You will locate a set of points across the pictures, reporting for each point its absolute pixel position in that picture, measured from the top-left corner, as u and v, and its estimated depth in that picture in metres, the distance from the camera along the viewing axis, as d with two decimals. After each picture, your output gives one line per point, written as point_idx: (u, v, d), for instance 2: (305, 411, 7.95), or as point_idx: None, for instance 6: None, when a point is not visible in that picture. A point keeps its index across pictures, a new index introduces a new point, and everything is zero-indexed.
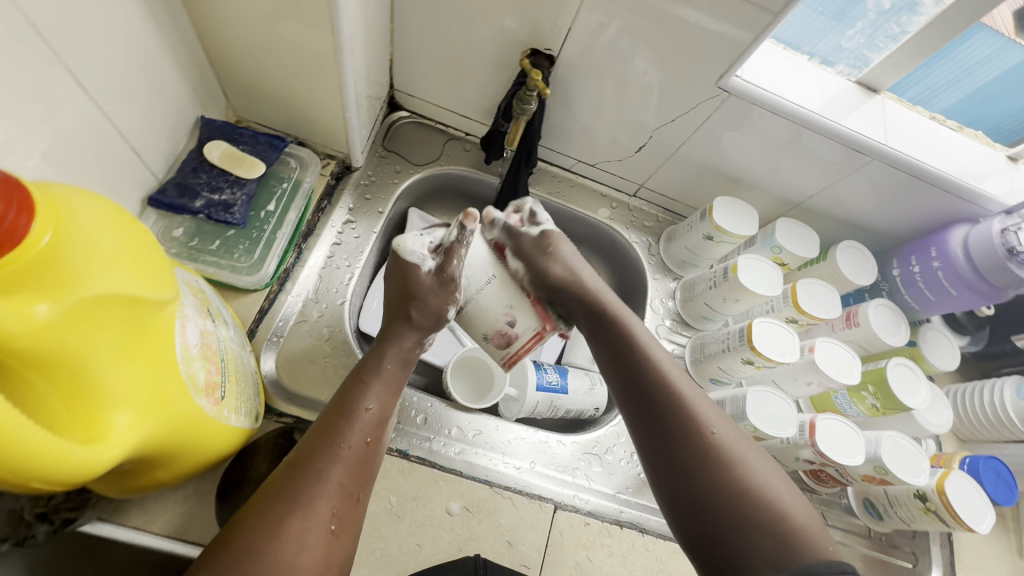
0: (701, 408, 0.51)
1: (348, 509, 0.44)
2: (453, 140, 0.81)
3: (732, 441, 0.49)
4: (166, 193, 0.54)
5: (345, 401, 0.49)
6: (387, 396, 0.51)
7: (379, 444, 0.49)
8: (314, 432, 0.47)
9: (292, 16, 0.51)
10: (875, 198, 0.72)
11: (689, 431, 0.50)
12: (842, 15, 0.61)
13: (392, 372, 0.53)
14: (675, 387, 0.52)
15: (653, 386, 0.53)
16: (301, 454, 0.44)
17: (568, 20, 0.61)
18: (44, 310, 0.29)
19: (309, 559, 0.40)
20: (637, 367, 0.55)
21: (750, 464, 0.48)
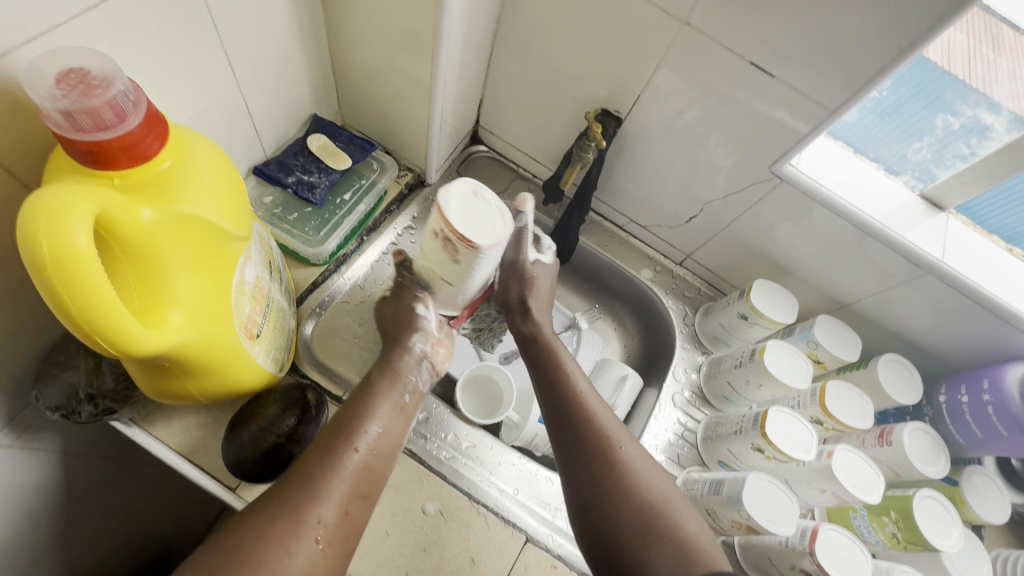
0: (604, 422, 0.58)
1: (339, 524, 0.45)
2: (520, 179, 0.89)
3: (637, 458, 0.56)
4: (268, 166, 0.65)
5: (350, 419, 0.52)
6: (388, 419, 0.54)
7: (379, 461, 0.51)
8: (315, 446, 0.49)
9: (403, 46, 0.61)
10: (930, 315, 0.69)
11: (596, 441, 0.57)
12: (910, 128, 0.61)
13: (399, 397, 0.56)
14: (586, 404, 0.59)
15: (567, 401, 0.60)
16: (302, 468, 0.47)
17: (638, 89, 0.67)
18: (148, 214, 0.36)
19: (295, 565, 0.41)
20: (554, 381, 0.62)
21: (657, 483, 0.55)
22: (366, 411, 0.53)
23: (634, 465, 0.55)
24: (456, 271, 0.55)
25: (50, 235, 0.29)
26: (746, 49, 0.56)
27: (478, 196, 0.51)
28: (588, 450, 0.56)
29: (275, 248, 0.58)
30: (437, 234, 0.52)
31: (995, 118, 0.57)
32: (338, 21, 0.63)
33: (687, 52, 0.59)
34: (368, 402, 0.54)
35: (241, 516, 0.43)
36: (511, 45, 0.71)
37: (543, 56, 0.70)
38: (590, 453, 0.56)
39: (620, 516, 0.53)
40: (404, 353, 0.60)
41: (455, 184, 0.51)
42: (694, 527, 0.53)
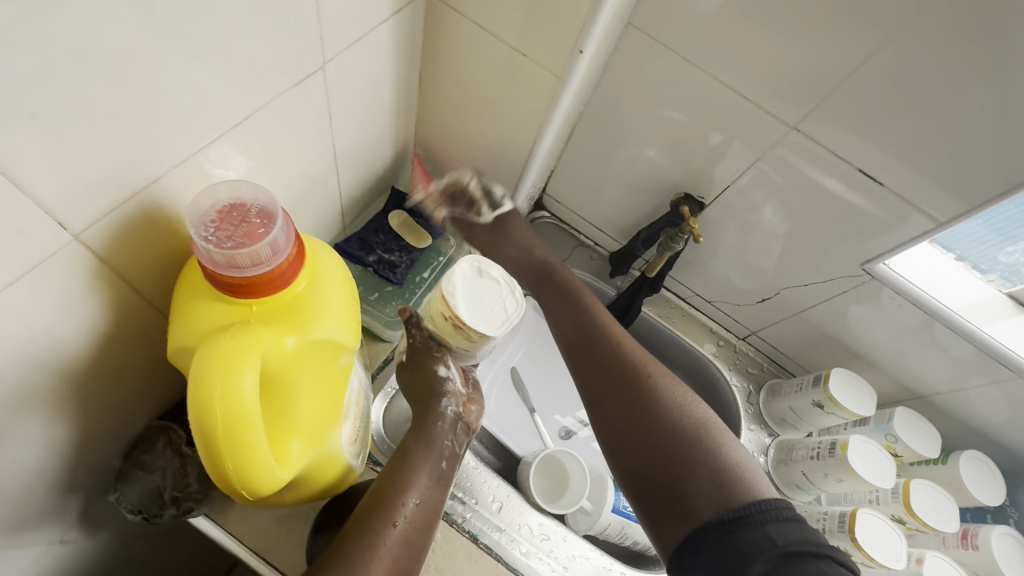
0: (632, 353, 0.60)
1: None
2: (582, 247, 0.87)
3: (664, 380, 0.58)
4: (350, 243, 0.63)
5: (386, 493, 0.48)
6: (426, 492, 0.50)
7: (418, 536, 0.47)
8: (348, 525, 0.45)
9: (501, 135, 0.60)
10: (1013, 414, 0.68)
11: (623, 367, 0.59)
12: (1006, 234, 0.61)
13: (438, 467, 0.52)
14: (613, 334, 0.62)
15: (595, 334, 0.63)
16: (337, 551, 0.43)
17: (727, 177, 0.66)
18: (290, 342, 0.35)
19: None
20: (580, 315, 0.65)
21: (686, 402, 0.56)
22: (403, 481, 0.49)
23: (665, 389, 0.57)
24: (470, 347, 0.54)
25: (223, 403, 0.29)
26: (858, 156, 0.56)
27: (484, 277, 0.53)
28: (619, 377, 0.59)
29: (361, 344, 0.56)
30: (446, 318, 0.52)
31: None
32: (429, 105, 0.62)
33: (790, 152, 0.60)
34: (404, 472, 0.50)
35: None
36: (595, 127, 0.71)
37: (628, 139, 0.70)
38: (620, 381, 0.58)
39: (654, 437, 0.54)
40: (437, 420, 0.55)
41: (456, 269, 0.53)
42: (737, 451, 0.53)
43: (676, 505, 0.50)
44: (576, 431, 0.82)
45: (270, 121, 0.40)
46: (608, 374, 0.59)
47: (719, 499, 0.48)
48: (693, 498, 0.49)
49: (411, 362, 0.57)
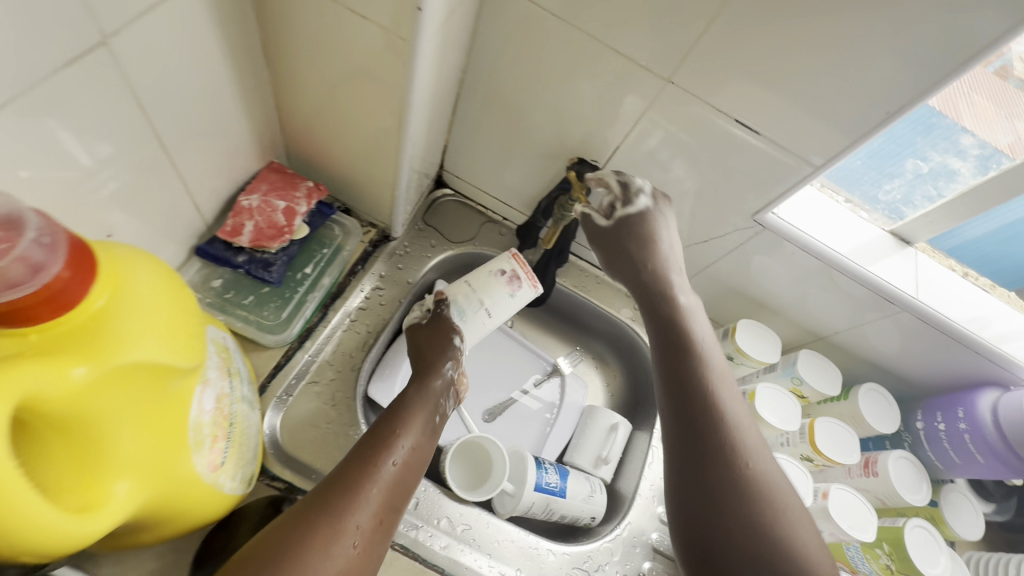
0: (724, 399, 0.53)
1: (374, 529, 0.46)
2: (490, 223, 0.84)
3: (749, 433, 0.51)
4: (213, 244, 0.56)
5: (384, 432, 0.52)
6: (419, 434, 0.54)
7: (410, 475, 0.51)
8: (348, 457, 0.49)
9: (367, 111, 0.55)
10: (904, 345, 0.71)
11: (728, 451, 0.49)
12: (882, 169, 0.63)
13: (428, 415, 0.57)
14: (717, 400, 0.52)
15: (691, 367, 0.55)
16: (339, 476, 0.47)
17: (617, 138, 0.64)
18: (80, 373, 0.30)
19: (331, 568, 0.41)
20: (678, 346, 0.57)
21: (766, 468, 0.49)
22: (400, 421, 0.54)
23: (748, 446, 0.49)
24: (502, 304, 0.70)
25: None
26: (738, 108, 0.56)
27: None
28: (702, 418, 0.51)
29: (236, 349, 0.52)
30: (506, 271, 0.71)
31: (961, 163, 0.59)
32: (283, 81, 0.56)
33: (672, 107, 0.58)
34: (401, 416, 0.54)
35: (276, 524, 0.42)
36: (480, 94, 0.67)
37: (513, 106, 0.66)
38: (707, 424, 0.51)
39: (722, 485, 0.47)
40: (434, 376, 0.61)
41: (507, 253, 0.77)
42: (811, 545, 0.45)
43: None
44: (509, 403, 0.80)
45: (37, 111, 0.33)
46: (695, 408, 0.52)
47: None
48: None
49: (430, 325, 0.67)
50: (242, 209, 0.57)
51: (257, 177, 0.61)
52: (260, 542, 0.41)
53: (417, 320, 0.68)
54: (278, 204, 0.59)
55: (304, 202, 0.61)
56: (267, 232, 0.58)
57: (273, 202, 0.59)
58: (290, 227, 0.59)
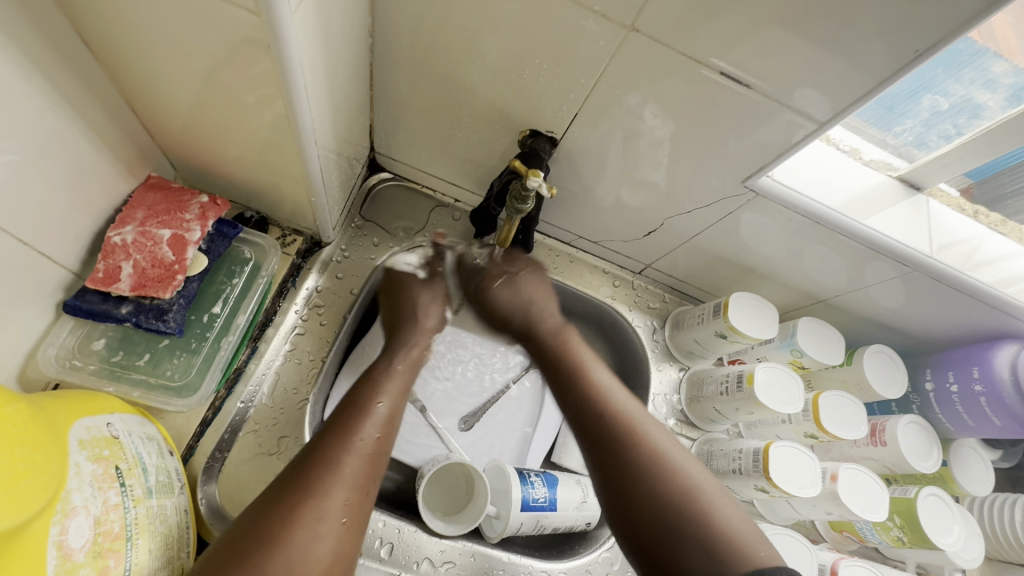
0: (612, 396, 0.57)
1: (357, 502, 0.46)
2: (440, 207, 0.73)
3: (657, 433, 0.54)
4: (86, 296, 0.45)
5: (360, 404, 0.52)
6: (395, 396, 0.55)
7: (387, 444, 0.52)
8: (323, 431, 0.49)
9: (249, 105, 0.43)
10: (909, 303, 0.64)
11: (642, 458, 0.52)
12: (893, 109, 0.53)
13: (402, 374, 0.59)
14: (629, 423, 0.55)
15: (579, 384, 0.59)
16: (316, 454, 0.46)
17: (574, 104, 0.53)
18: None
19: (319, 548, 0.42)
20: (616, 441, 0.53)
21: (684, 462, 0.52)
22: (378, 390, 0.55)
23: (663, 451, 0.52)
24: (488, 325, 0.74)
25: None
26: (714, 53, 0.45)
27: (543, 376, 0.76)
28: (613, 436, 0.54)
29: (128, 431, 0.41)
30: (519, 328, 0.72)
31: (989, 96, 0.50)
32: (130, 78, 0.43)
33: (636, 59, 0.47)
34: (378, 384, 0.56)
35: (250, 515, 0.42)
36: (400, 63, 0.54)
37: (443, 75, 0.54)
38: (610, 430, 0.54)
39: (652, 503, 0.49)
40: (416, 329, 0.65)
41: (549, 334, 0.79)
42: (730, 510, 0.48)
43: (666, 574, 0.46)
44: (487, 407, 0.72)
45: None
46: (601, 435, 0.55)
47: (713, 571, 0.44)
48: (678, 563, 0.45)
49: (427, 283, 0.70)
50: (113, 248, 0.46)
51: (132, 202, 0.48)
52: (234, 534, 0.41)
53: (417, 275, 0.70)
54: (161, 234, 0.48)
55: (196, 226, 0.50)
56: (152, 272, 0.47)
57: (153, 232, 0.47)
58: (181, 262, 0.48)
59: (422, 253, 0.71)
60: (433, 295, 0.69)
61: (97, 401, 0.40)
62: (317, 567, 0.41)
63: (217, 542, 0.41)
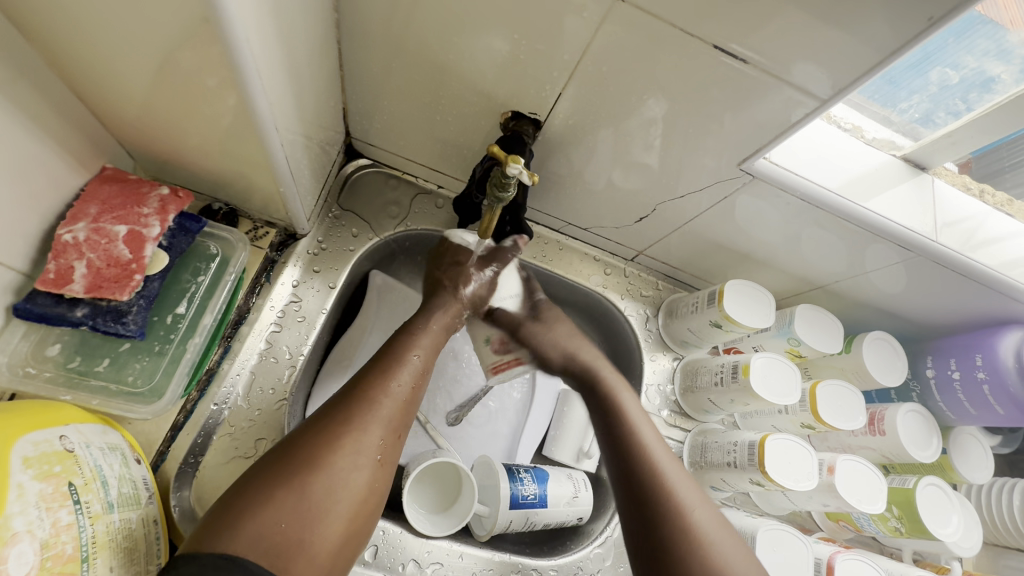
0: (660, 462, 0.52)
1: (392, 443, 0.45)
2: (423, 194, 0.69)
3: (687, 494, 0.50)
4: (37, 299, 0.42)
5: (398, 350, 0.50)
6: (429, 349, 0.53)
7: (421, 390, 0.50)
8: (365, 372, 0.48)
9: (202, 88, 0.39)
10: (910, 288, 0.62)
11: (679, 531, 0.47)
12: (897, 83, 0.50)
13: (437, 335, 0.55)
14: (667, 487, 0.50)
15: (629, 444, 0.53)
16: (357, 392, 0.45)
17: (558, 83, 0.50)
18: None
19: (356, 480, 0.41)
20: (650, 510, 0.49)
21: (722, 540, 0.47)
22: (413, 342, 0.52)
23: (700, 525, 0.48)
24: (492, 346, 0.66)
25: None
26: (707, 25, 0.41)
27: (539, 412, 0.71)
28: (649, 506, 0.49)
29: (87, 443, 0.39)
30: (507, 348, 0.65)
31: (1003, 68, 0.47)
32: (69, 61, 0.39)
33: (623, 33, 0.44)
34: (415, 330, 0.54)
35: (289, 442, 0.41)
36: (371, 41, 0.50)
37: (417, 53, 0.50)
38: (654, 495, 0.49)
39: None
40: (453, 301, 0.59)
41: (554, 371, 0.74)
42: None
43: None
44: (476, 402, 0.70)
45: None
46: (650, 501, 0.49)
47: None
48: None
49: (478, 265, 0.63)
50: (64, 247, 0.42)
51: (84, 196, 0.45)
52: (272, 459, 0.40)
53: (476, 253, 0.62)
54: (116, 230, 0.45)
55: (155, 221, 0.47)
56: (108, 272, 0.44)
57: (107, 229, 0.44)
58: (139, 261, 0.45)
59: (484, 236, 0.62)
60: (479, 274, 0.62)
61: (49, 412, 0.38)
62: (353, 500, 0.40)
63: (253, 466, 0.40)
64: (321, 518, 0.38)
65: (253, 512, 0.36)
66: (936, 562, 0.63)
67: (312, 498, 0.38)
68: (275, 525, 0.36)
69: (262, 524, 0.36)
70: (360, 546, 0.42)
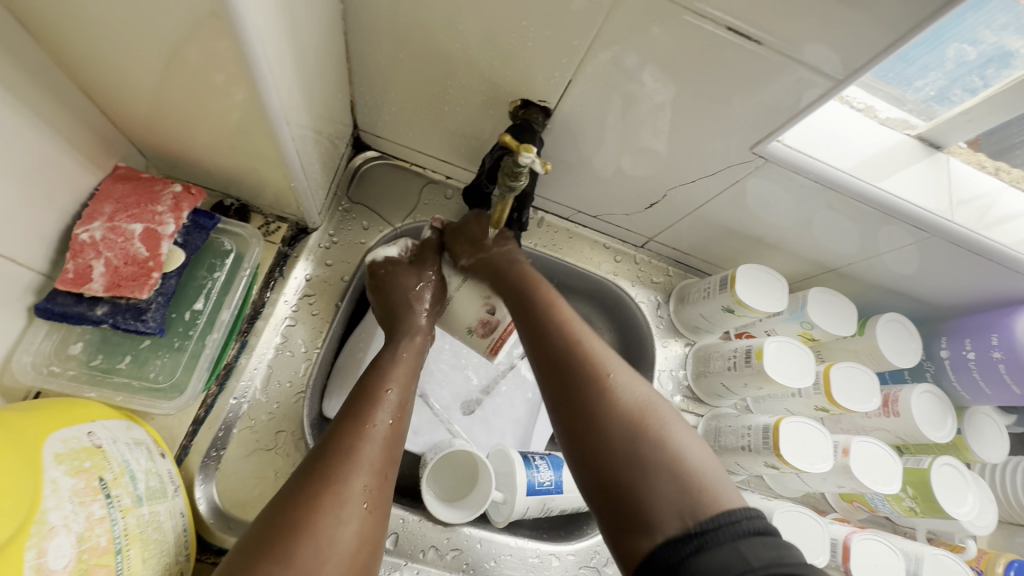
0: (579, 329, 0.52)
1: (378, 487, 0.43)
2: (431, 184, 0.69)
3: (599, 350, 0.50)
4: (58, 297, 0.43)
5: (370, 389, 0.49)
6: (403, 382, 0.52)
7: (402, 429, 0.49)
8: (337, 420, 0.46)
9: (212, 85, 0.39)
10: (924, 269, 0.62)
11: (589, 380, 0.47)
12: (912, 61, 0.49)
13: (408, 362, 0.55)
14: (577, 344, 0.50)
15: (540, 315, 0.53)
16: (333, 442, 0.44)
17: (568, 71, 0.49)
18: None
19: (345, 535, 0.39)
20: (564, 364, 0.49)
21: (642, 396, 0.46)
22: (386, 376, 0.51)
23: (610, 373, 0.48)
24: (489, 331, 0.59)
25: None
26: (721, 8, 0.41)
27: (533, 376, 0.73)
28: (562, 368, 0.49)
29: (114, 438, 0.39)
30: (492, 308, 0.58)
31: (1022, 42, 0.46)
32: (80, 61, 0.39)
33: (633, 17, 0.43)
34: (385, 370, 0.52)
35: (269, 512, 0.39)
36: (378, 33, 0.50)
37: (425, 44, 0.50)
38: (566, 356, 0.49)
39: (611, 425, 0.44)
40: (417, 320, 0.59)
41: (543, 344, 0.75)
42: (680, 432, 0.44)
43: (622, 503, 0.42)
44: (490, 390, 0.70)
45: None
46: (561, 361, 0.49)
47: (677, 505, 0.40)
48: (636, 490, 0.41)
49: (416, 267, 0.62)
50: (82, 246, 0.43)
51: (98, 195, 0.45)
52: (255, 534, 0.38)
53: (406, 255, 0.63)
54: (132, 229, 0.45)
55: (170, 218, 0.47)
56: (126, 271, 0.44)
57: (123, 227, 0.45)
58: (156, 258, 0.46)
59: (406, 243, 0.64)
60: (425, 280, 0.61)
61: (75, 409, 0.39)
62: (344, 557, 0.38)
63: (240, 543, 0.38)
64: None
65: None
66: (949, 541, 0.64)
67: (299, 566, 0.36)
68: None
69: None
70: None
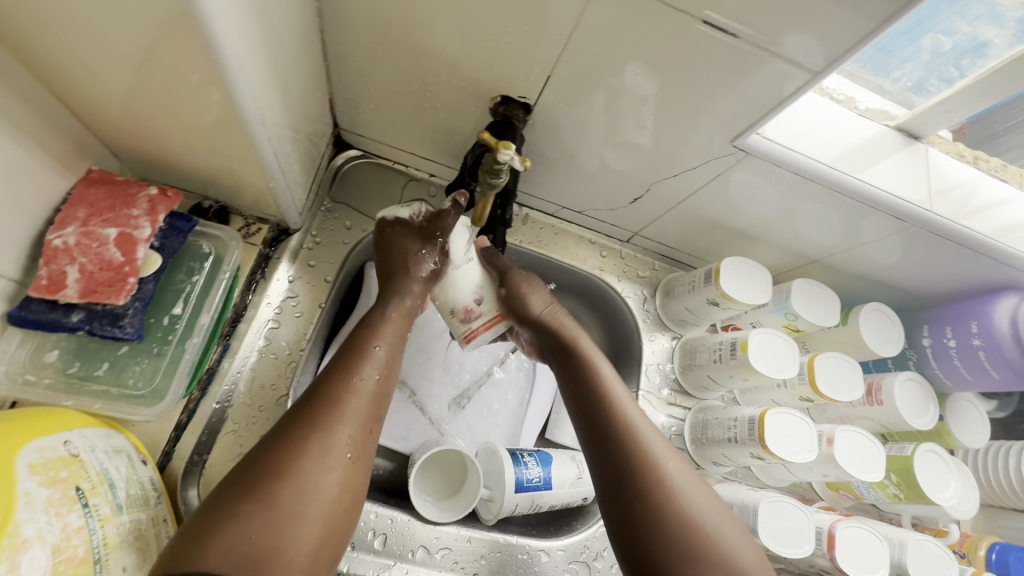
0: (632, 411, 0.51)
1: (364, 439, 0.44)
2: (414, 181, 0.69)
3: (652, 437, 0.50)
4: (31, 305, 0.42)
5: (358, 345, 0.49)
6: (392, 339, 0.51)
7: (392, 383, 0.49)
8: (324, 372, 0.46)
9: (183, 84, 0.39)
10: (905, 259, 0.62)
11: (644, 476, 0.47)
12: (891, 52, 0.50)
13: (398, 322, 0.53)
14: (632, 433, 0.49)
15: (593, 396, 0.52)
16: (319, 393, 0.44)
17: (547, 66, 0.49)
18: None
19: (328, 481, 0.40)
20: (621, 454, 0.48)
21: (699, 500, 0.47)
22: (375, 332, 0.51)
23: (662, 465, 0.48)
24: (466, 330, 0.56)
25: None
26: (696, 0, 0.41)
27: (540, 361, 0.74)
28: (618, 457, 0.48)
29: (92, 446, 0.39)
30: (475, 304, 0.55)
31: (996, 33, 0.47)
32: (45, 62, 0.38)
33: (610, 11, 0.43)
34: (375, 326, 0.51)
35: (253, 455, 0.40)
36: (356, 31, 0.49)
37: (402, 41, 0.49)
38: (621, 445, 0.49)
39: (667, 529, 0.45)
40: (411, 283, 0.54)
41: None
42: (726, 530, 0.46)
43: None
44: (479, 387, 0.70)
45: None
46: (617, 453, 0.49)
47: None
48: None
49: (422, 236, 0.56)
50: (55, 253, 0.42)
51: (71, 200, 0.45)
52: (237, 474, 0.39)
53: (418, 221, 0.57)
54: (106, 234, 0.44)
55: (146, 223, 0.46)
56: (101, 276, 0.44)
57: (97, 232, 0.44)
58: (132, 263, 0.45)
59: (421, 207, 0.58)
60: (429, 250, 0.55)
61: (53, 417, 0.38)
62: (327, 502, 0.40)
63: (223, 482, 0.39)
64: (292, 526, 0.38)
65: (219, 530, 0.35)
66: (933, 526, 0.65)
67: (280, 506, 0.38)
68: (244, 538, 0.36)
69: (231, 540, 0.35)
70: (344, 541, 0.41)
